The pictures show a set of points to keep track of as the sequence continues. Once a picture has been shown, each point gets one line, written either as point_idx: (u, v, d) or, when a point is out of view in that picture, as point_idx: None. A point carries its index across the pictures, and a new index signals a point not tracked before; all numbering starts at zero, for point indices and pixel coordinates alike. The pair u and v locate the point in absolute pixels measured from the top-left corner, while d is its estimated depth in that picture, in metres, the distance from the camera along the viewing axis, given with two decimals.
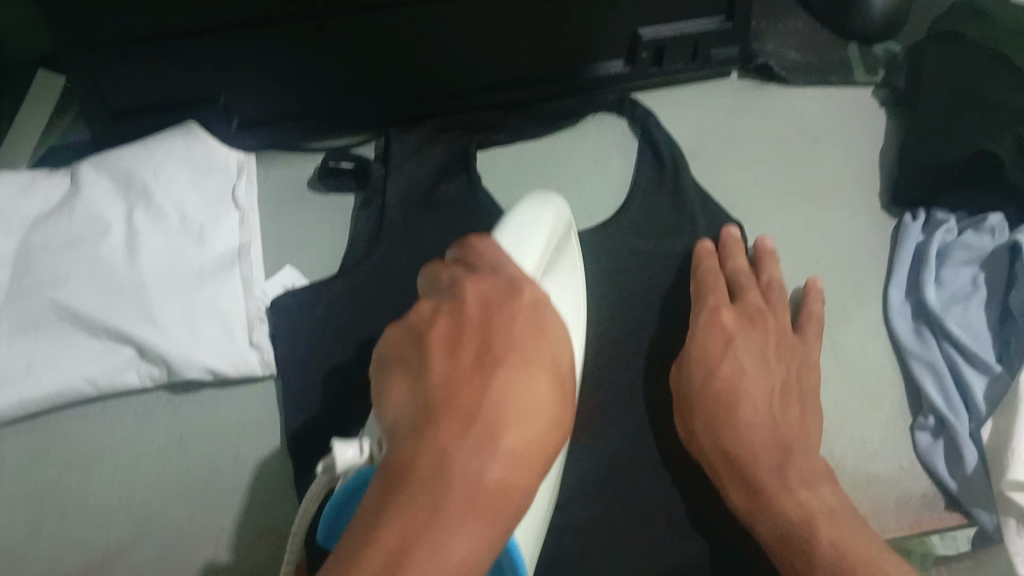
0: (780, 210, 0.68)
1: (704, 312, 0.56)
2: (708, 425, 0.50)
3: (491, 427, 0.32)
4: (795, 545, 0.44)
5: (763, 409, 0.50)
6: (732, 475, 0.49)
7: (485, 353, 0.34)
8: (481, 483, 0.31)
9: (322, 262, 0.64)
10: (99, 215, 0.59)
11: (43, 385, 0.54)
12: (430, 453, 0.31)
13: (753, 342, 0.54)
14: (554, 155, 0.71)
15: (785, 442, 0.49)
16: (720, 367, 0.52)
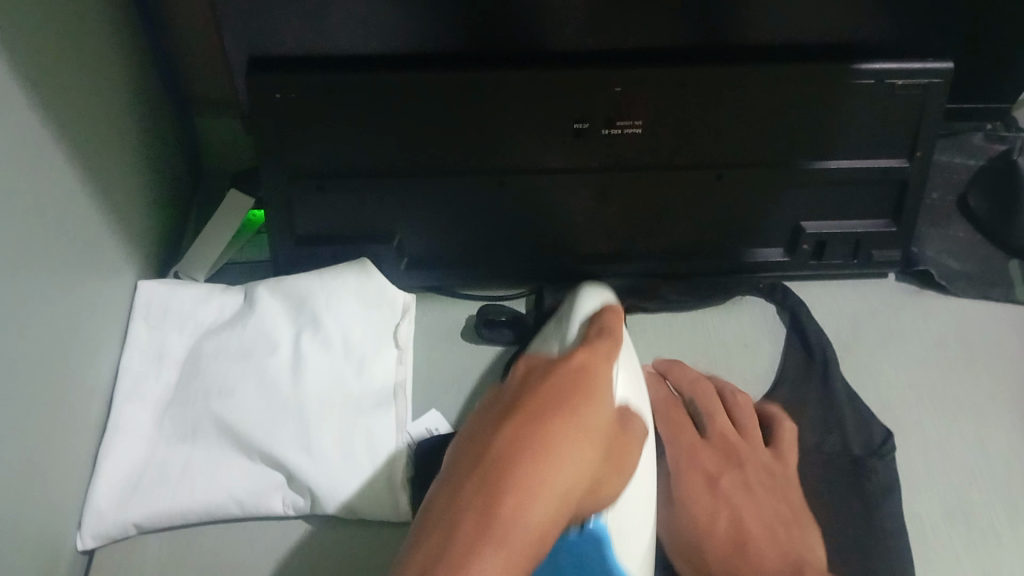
0: (934, 420, 0.66)
1: (682, 455, 0.58)
2: (721, 563, 0.51)
3: (552, 401, 0.39)
4: None
5: (761, 534, 0.53)
6: None
7: (531, 435, 0.36)
8: (571, 434, 0.37)
9: (466, 409, 0.64)
10: (269, 334, 0.63)
11: (194, 496, 0.56)
12: (529, 414, 0.38)
13: (739, 483, 0.56)
14: (703, 332, 0.71)
15: (796, 562, 0.51)
16: (713, 514, 0.54)
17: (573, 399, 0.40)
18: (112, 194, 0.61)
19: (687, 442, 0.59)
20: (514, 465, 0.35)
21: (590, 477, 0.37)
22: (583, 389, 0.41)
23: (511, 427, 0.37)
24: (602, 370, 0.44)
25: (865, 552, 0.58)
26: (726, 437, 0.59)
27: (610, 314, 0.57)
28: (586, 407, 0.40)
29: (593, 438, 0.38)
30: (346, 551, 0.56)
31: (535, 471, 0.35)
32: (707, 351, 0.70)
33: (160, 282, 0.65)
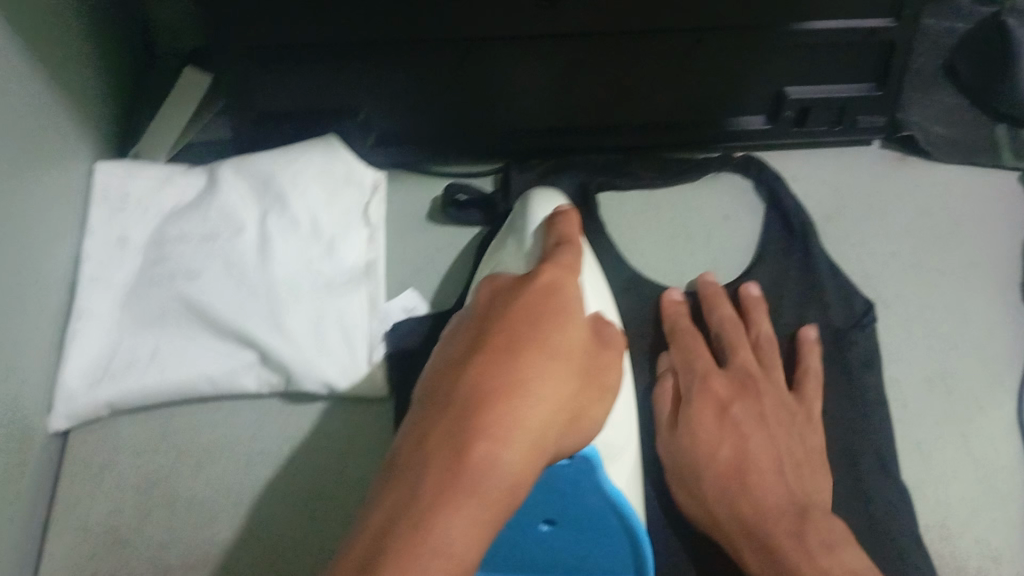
0: (914, 289, 0.65)
1: (696, 377, 0.56)
2: (718, 488, 0.50)
3: (512, 340, 0.38)
4: None
5: (770, 473, 0.51)
6: (746, 535, 0.48)
7: (497, 373, 0.36)
8: (534, 376, 0.36)
9: (442, 287, 0.63)
10: (234, 215, 0.60)
11: (166, 377, 0.55)
12: (486, 359, 0.37)
13: (752, 417, 0.54)
14: (678, 210, 0.69)
15: (802, 508, 0.49)
16: (720, 443, 0.52)
17: (541, 324, 0.39)
18: (60, 77, 0.58)
19: (699, 371, 0.57)
20: (478, 408, 0.34)
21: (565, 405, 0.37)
22: (546, 316, 0.40)
23: (477, 367, 0.36)
24: (566, 287, 0.42)
25: (841, 421, 0.58)
26: (744, 374, 0.57)
27: (564, 223, 0.52)
28: (553, 333, 0.39)
29: (564, 354, 0.39)
30: (323, 426, 0.56)
31: (501, 417, 0.34)
32: (680, 231, 0.68)
33: (116, 163, 0.62)
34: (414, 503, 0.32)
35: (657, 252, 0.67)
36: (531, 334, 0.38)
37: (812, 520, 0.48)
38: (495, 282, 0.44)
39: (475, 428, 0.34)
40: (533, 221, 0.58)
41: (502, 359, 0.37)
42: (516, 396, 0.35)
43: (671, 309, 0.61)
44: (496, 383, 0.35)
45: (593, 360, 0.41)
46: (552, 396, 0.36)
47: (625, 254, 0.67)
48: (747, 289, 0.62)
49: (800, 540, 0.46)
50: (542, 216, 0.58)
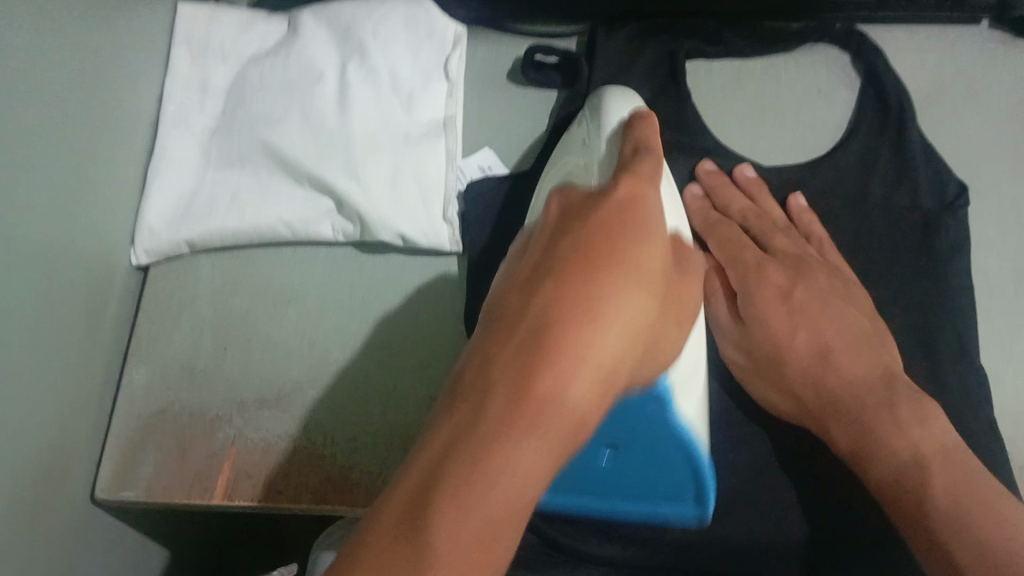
0: (1015, 178, 0.63)
1: (750, 267, 0.53)
2: (795, 373, 0.49)
3: (577, 267, 0.32)
4: (907, 488, 0.42)
5: (847, 344, 0.49)
6: (832, 417, 0.46)
7: (564, 293, 0.31)
8: (603, 315, 0.30)
9: (521, 148, 0.63)
10: (314, 64, 0.60)
11: (243, 219, 0.55)
12: (537, 306, 0.30)
13: (817, 294, 0.52)
14: (769, 81, 0.67)
15: (887, 378, 0.47)
16: (794, 331, 0.50)
17: (622, 236, 0.33)
18: None
19: (748, 259, 0.54)
20: (542, 339, 0.29)
21: (641, 331, 0.31)
22: (622, 233, 0.33)
23: (548, 284, 0.31)
24: (649, 201, 0.36)
25: (926, 305, 0.56)
26: (790, 252, 0.56)
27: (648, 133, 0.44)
28: (627, 253, 0.33)
29: (645, 276, 0.32)
30: (396, 276, 0.57)
31: (528, 410, 0.28)
32: (771, 102, 0.66)
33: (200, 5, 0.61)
34: (453, 463, 0.28)
35: (746, 124, 0.65)
36: (600, 258, 0.32)
37: (903, 394, 0.45)
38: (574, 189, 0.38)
39: (492, 430, 0.28)
40: (606, 125, 0.49)
41: (560, 303, 0.30)
42: (585, 328, 0.30)
43: (699, 204, 0.59)
44: (566, 308, 0.30)
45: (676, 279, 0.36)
46: (620, 349, 0.30)
47: (710, 125, 0.65)
48: (743, 170, 0.61)
49: (893, 413, 0.44)
50: (617, 122, 0.48)
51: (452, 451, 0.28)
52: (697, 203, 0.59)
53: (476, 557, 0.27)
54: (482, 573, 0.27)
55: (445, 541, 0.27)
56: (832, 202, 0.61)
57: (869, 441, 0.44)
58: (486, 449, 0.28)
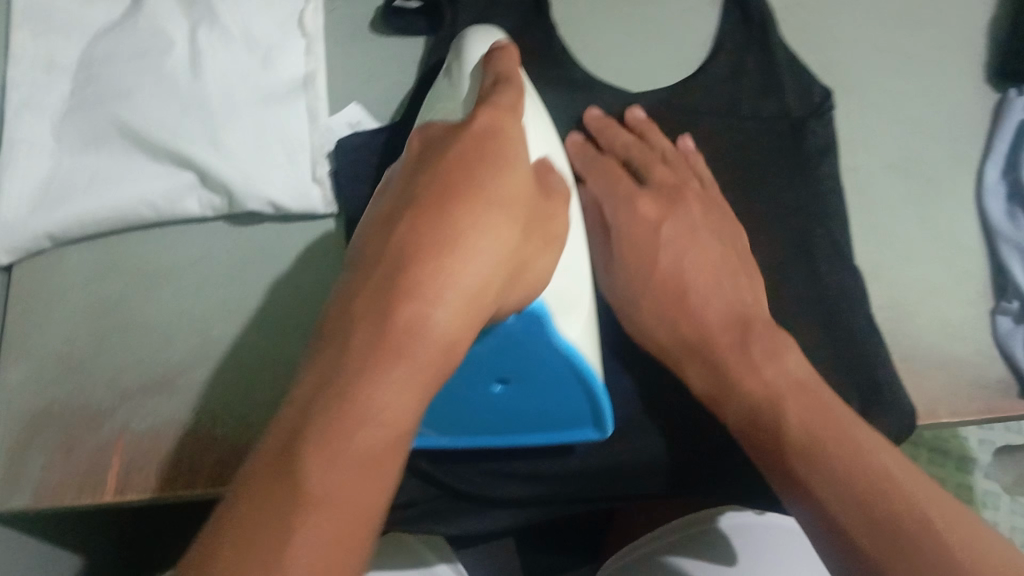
0: (877, 77, 0.64)
1: (619, 203, 0.52)
2: (657, 314, 0.48)
3: (439, 200, 0.32)
4: (764, 428, 0.42)
5: (704, 279, 0.49)
6: (691, 357, 0.47)
7: (429, 225, 0.31)
8: (467, 246, 0.31)
9: (390, 100, 0.61)
10: (163, 30, 0.57)
11: (105, 202, 0.53)
12: (400, 240, 0.31)
13: (684, 230, 0.51)
14: (634, 9, 0.66)
15: (744, 316, 0.47)
16: (659, 260, 0.49)
17: (480, 164, 0.34)
18: None
19: (617, 194, 0.52)
20: (406, 275, 0.30)
21: (506, 259, 0.32)
22: (487, 163, 0.34)
23: (415, 219, 0.32)
24: (511, 131, 0.36)
25: (803, 211, 0.57)
26: (664, 185, 0.54)
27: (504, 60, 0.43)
28: (488, 181, 0.33)
29: (510, 205, 0.33)
30: (273, 245, 0.56)
31: (393, 346, 0.29)
32: (637, 30, 0.66)
33: None
34: (328, 404, 0.29)
35: (615, 54, 0.65)
36: (467, 195, 0.32)
37: (760, 330, 0.47)
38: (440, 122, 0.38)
39: (353, 365, 0.29)
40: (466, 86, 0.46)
41: (423, 235, 0.31)
42: (451, 256, 0.31)
43: (580, 145, 0.55)
44: (433, 237, 0.31)
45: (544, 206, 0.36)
46: (486, 277, 0.31)
47: (581, 57, 0.64)
48: (634, 113, 0.58)
49: (758, 366, 0.44)
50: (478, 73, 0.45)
51: (326, 388, 0.29)
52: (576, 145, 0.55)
53: (354, 493, 0.29)
54: (354, 506, 0.29)
55: (328, 475, 0.28)
56: (711, 119, 0.60)
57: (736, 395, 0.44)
58: (360, 383, 0.29)
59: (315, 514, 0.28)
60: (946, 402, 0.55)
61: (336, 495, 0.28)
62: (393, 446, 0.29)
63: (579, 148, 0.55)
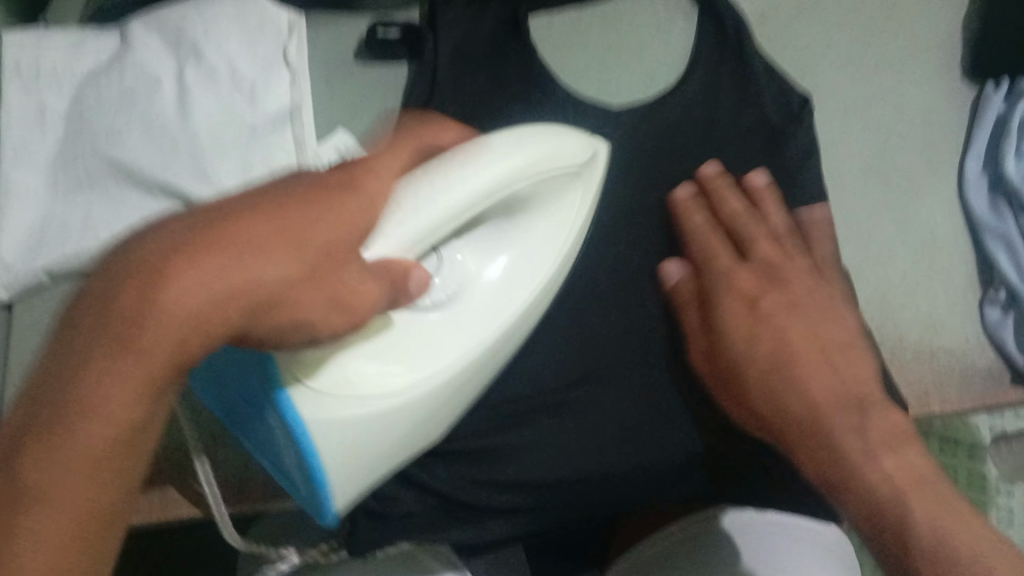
0: (855, 79, 0.65)
1: (724, 279, 0.54)
2: (765, 398, 0.49)
3: (238, 210, 0.31)
4: (886, 520, 0.42)
5: (833, 324, 0.53)
6: (801, 439, 0.47)
7: (184, 231, 0.30)
8: (228, 256, 0.30)
9: (375, 126, 0.63)
10: (148, 71, 0.58)
11: (103, 241, 0.55)
12: (180, 229, 0.30)
13: (783, 302, 0.53)
14: (610, 26, 0.68)
15: (855, 400, 0.48)
16: (760, 338, 0.51)
17: (301, 196, 0.33)
18: None
19: (717, 265, 0.54)
20: (142, 269, 0.29)
21: (250, 284, 0.30)
22: (311, 200, 0.34)
23: (173, 226, 0.30)
24: (368, 184, 0.37)
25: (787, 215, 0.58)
26: (766, 262, 0.56)
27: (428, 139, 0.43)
28: (294, 209, 0.33)
29: (280, 240, 0.31)
30: None
31: (116, 336, 0.28)
32: (616, 47, 0.67)
33: (19, 31, 0.59)
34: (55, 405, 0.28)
35: (595, 72, 0.66)
36: (262, 214, 0.32)
37: (875, 407, 0.48)
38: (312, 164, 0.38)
39: (82, 355, 0.28)
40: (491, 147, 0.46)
41: (200, 231, 0.30)
42: (184, 259, 0.29)
43: (687, 206, 0.56)
44: (182, 248, 0.29)
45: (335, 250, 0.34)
46: (242, 291, 0.30)
47: (562, 75, 0.65)
48: (754, 176, 0.58)
49: (866, 437, 0.45)
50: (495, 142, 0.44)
51: (56, 382, 0.28)
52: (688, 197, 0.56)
53: (77, 498, 0.28)
54: (78, 512, 0.28)
55: (44, 471, 0.27)
56: (690, 132, 0.60)
57: (833, 459, 0.45)
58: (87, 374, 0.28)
59: (34, 515, 0.27)
60: (934, 391, 0.57)
61: (53, 498, 0.28)
62: (111, 452, 0.28)
63: (691, 209, 0.56)
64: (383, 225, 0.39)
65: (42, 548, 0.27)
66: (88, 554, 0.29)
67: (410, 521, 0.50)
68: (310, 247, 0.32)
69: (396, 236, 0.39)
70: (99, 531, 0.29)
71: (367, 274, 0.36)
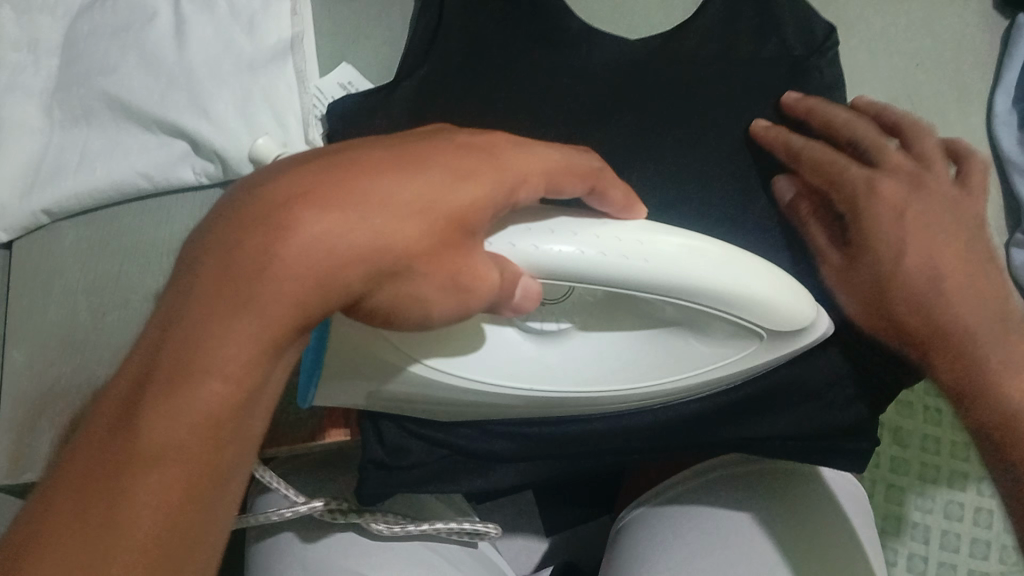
0: (879, 13, 0.63)
1: (861, 178, 0.49)
2: (908, 311, 0.47)
3: (366, 164, 0.29)
4: (1021, 437, 0.44)
5: (988, 290, 0.48)
6: (942, 353, 0.47)
7: (313, 181, 0.28)
8: (353, 217, 0.28)
9: (380, 60, 0.60)
10: (143, 1, 0.56)
11: (98, 177, 0.53)
12: (307, 178, 0.28)
13: (931, 209, 0.49)
14: None
15: (1004, 317, 0.47)
16: (907, 248, 0.48)
17: (430, 151, 0.31)
18: None
19: (844, 174, 0.50)
20: (270, 217, 0.27)
21: (373, 244, 0.28)
22: (451, 165, 0.30)
23: (293, 174, 0.29)
24: (508, 147, 0.33)
25: None
26: (900, 168, 0.51)
27: (575, 163, 0.34)
28: (430, 172, 0.30)
29: (411, 205, 0.29)
30: None
31: (235, 290, 0.27)
32: None
33: None
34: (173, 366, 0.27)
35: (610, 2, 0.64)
36: (399, 171, 0.29)
37: (1018, 323, 0.47)
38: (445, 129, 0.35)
39: (196, 308, 0.27)
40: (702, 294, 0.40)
41: (328, 183, 0.28)
42: (311, 209, 0.27)
43: (772, 134, 0.53)
44: (311, 199, 0.27)
45: (465, 220, 0.30)
46: (363, 255, 0.28)
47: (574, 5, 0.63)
48: (863, 101, 0.57)
49: (1013, 353, 0.46)
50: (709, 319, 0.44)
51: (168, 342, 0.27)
52: (777, 133, 0.52)
53: (190, 466, 0.27)
54: (190, 483, 0.27)
55: (153, 439, 0.26)
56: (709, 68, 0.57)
57: (973, 374, 0.46)
58: (206, 332, 0.27)
59: (139, 483, 0.26)
60: None
61: (159, 466, 0.26)
62: (227, 418, 0.27)
63: (771, 134, 0.53)
64: (511, 227, 0.36)
65: (150, 523, 0.26)
66: (200, 514, 0.28)
67: (411, 473, 0.49)
68: (437, 208, 0.29)
69: (538, 245, 0.36)
70: (211, 505, 0.28)
71: (491, 261, 0.32)
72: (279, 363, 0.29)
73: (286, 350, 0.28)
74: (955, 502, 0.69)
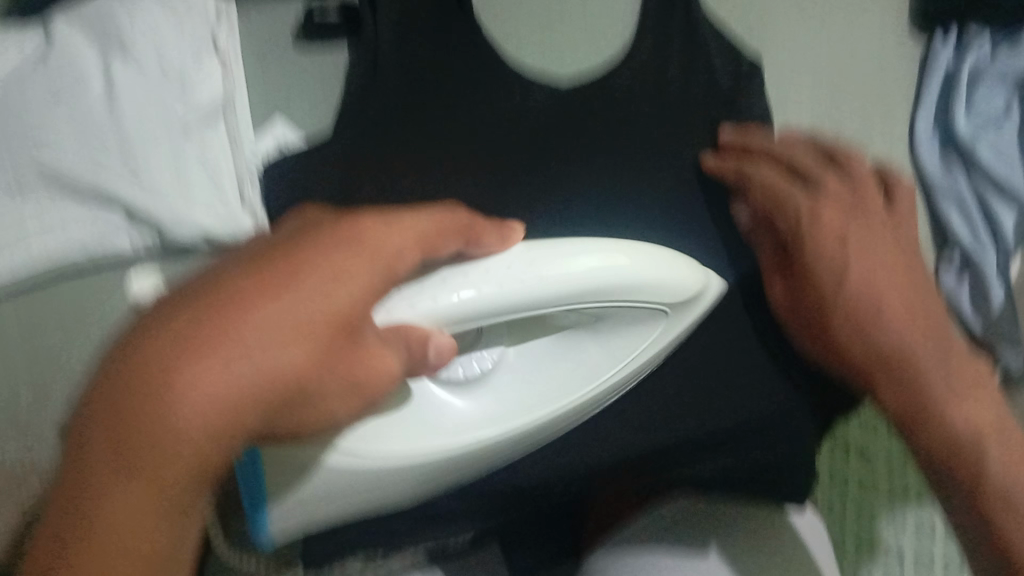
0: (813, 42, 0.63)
1: (802, 211, 0.51)
2: (853, 337, 0.49)
3: (236, 296, 0.33)
4: (965, 458, 0.46)
5: (923, 313, 0.49)
6: (888, 379, 0.48)
7: (195, 324, 0.31)
8: (225, 368, 0.31)
9: (314, 111, 0.59)
10: (73, 66, 0.55)
11: (38, 251, 0.54)
12: (184, 328, 0.31)
13: (868, 234, 0.51)
14: None
15: (942, 343, 0.49)
16: (850, 273, 0.49)
17: (298, 272, 0.34)
18: None
19: (793, 209, 0.52)
20: (149, 384, 0.30)
21: (269, 380, 0.32)
22: (327, 275, 0.35)
23: (164, 319, 0.32)
24: (380, 235, 0.38)
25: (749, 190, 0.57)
26: (839, 193, 0.53)
27: (444, 218, 0.41)
28: (308, 291, 0.34)
29: (294, 326, 0.33)
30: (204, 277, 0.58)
31: (130, 459, 0.30)
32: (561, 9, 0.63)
33: None
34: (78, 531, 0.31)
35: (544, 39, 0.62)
36: (275, 301, 0.33)
37: (952, 349, 0.49)
38: (321, 219, 0.39)
39: (94, 476, 0.31)
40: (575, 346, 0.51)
41: (197, 319, 0.31)
42: (193, 366, 0.30)
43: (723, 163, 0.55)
44: (186, 357, 0.30)
45: (350, 321, 0.36)
46: (254, 391, 0.32)
47: (503, 45, 0.62)
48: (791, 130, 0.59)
49: (948, 376, 0.48)
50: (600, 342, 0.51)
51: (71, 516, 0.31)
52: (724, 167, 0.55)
53: None
54: None
55: None
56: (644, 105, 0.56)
57: (916, 400, 0.47)
58: (94, 495, 0.31)
59: None
60: None
61: None
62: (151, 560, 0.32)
63: (720, 170, 0.55)
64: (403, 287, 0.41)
65: None
66: None
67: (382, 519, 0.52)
68: (332, 319, 0.35)
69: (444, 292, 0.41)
70: None
71: (386, 347, 0.38)
72: (191, 502, 0.33)
73: (191, 487, 0.32)
74: (921, 518, 0.71)
